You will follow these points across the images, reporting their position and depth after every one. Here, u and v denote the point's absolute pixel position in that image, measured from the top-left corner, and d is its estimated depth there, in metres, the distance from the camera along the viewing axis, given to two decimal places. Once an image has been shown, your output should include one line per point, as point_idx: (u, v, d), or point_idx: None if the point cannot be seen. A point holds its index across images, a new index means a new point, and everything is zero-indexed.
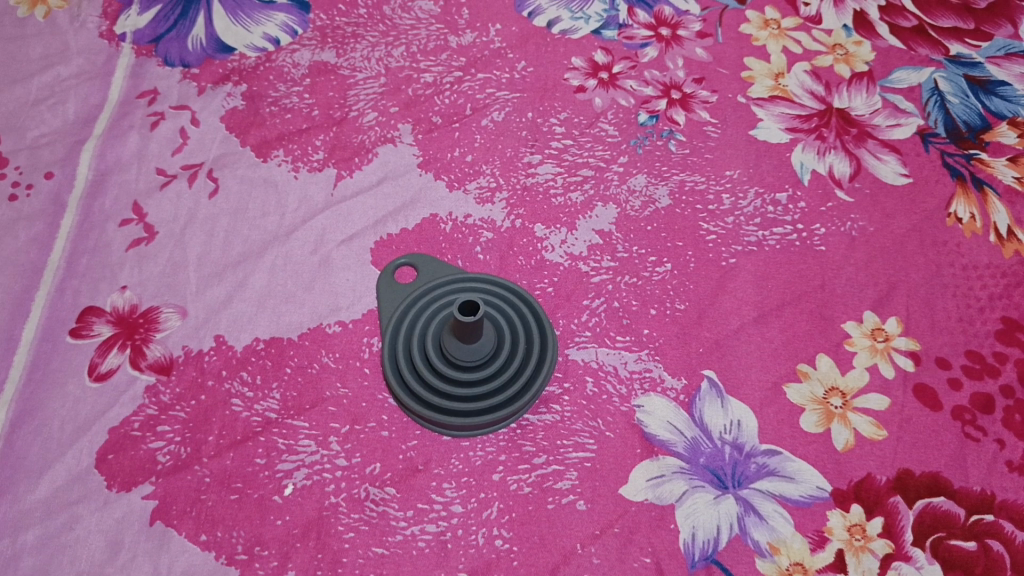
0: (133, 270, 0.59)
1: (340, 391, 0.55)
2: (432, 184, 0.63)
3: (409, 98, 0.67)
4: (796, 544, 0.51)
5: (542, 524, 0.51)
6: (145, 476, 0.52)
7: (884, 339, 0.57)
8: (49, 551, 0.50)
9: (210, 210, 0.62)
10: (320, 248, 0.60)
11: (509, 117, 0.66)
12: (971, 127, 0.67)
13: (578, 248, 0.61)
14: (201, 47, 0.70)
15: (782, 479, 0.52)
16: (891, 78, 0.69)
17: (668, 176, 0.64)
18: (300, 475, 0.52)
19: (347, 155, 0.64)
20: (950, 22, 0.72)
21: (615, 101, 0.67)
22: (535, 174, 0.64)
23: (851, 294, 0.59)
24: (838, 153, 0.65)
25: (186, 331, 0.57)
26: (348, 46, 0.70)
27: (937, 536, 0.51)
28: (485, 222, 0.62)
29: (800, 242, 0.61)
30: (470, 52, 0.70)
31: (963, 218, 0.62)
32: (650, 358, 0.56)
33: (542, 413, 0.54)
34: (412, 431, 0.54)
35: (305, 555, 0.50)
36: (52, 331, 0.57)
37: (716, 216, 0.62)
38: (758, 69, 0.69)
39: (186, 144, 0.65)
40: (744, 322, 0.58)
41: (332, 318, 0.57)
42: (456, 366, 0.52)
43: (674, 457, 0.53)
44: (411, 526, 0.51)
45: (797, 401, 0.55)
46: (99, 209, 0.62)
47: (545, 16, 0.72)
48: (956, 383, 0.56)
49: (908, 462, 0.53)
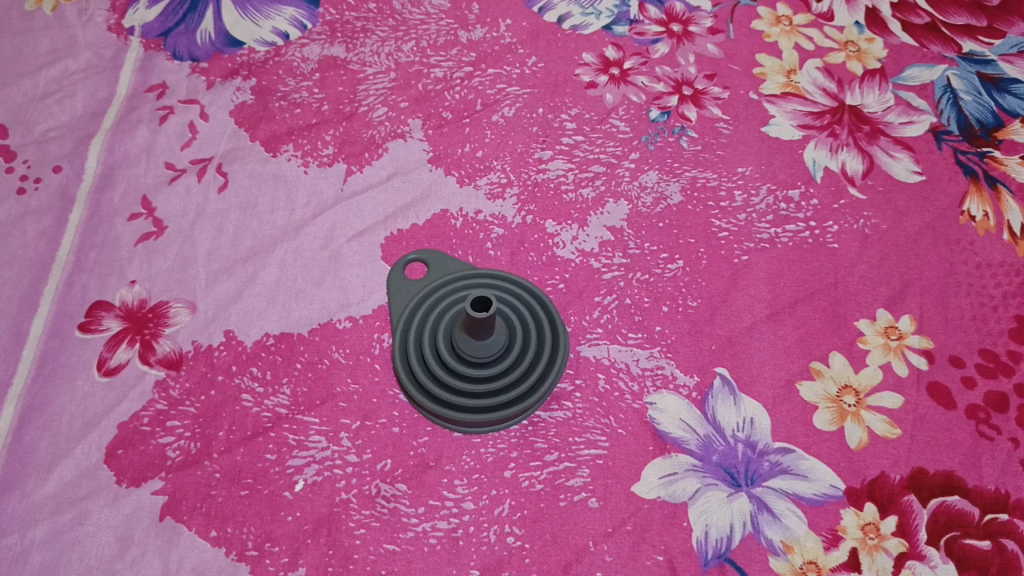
0: (142, 265, 0.59)
1: (350, 387, 0.54)
2: (443, 179, 0.63)
3: (419, 94, 0.67)
4: (809, 543, 0.50)
5: (554, 522, 0.50)
6: (156, 471, 0.52)
7: (897, 337, 0.57)
8: (58, 547, 0.50)
9: (220, 205, 0.62)
10: (330, 243, 0.60)
11: (520, 113, 0.66)
12: (984, 125, 0.66)
13: (589, 244, 0.60)
14: (210, 41, 0.69)
15: (796, 477, 0.52)
16: (904, 75, 0.69)
17: (680, 173, 0.63)
18: (311, 471, 0.52)
19: (357, 150, 0.64)
20: (963, 19, 0.72)
21: (626, 97, 0.67)
22: (546, 170, 0.63)
23: (864, 292, 0.58)
24: (850, 150, 0.64)
25: (196, 326, 0.56)
26: (357, 41, 0.70)
27: (952, 535, 0.51)
28: (496, 218, 0.61)
29: (813, 239, 0.60)
30: (480, 47, 0.70)
31: (976, 216, 0.62)
32: (662, 355, 0.56)
33: (554, 409, 0.54)
34: (423, 427, 0.53)
35: (316, 551, 0.49)
36: (61, 326, 0.57)
37: (728, 212, 0.61)
38: (770, 65, 0.69)
39: (195, 138, 0.65)
40: (756, 320, 0.57)
41: (342, 313, 0.57)
42: (468, 362, 0.51)
43: (687, 455, 0.53)
44: (422, 522, 0.50)
45: (810, 399, 0.55)
46: (108, 204, 0.62)
47: (556, 12, 0.72)
48: (969, 382, 0.55)
49: (922, 461, 0.53)
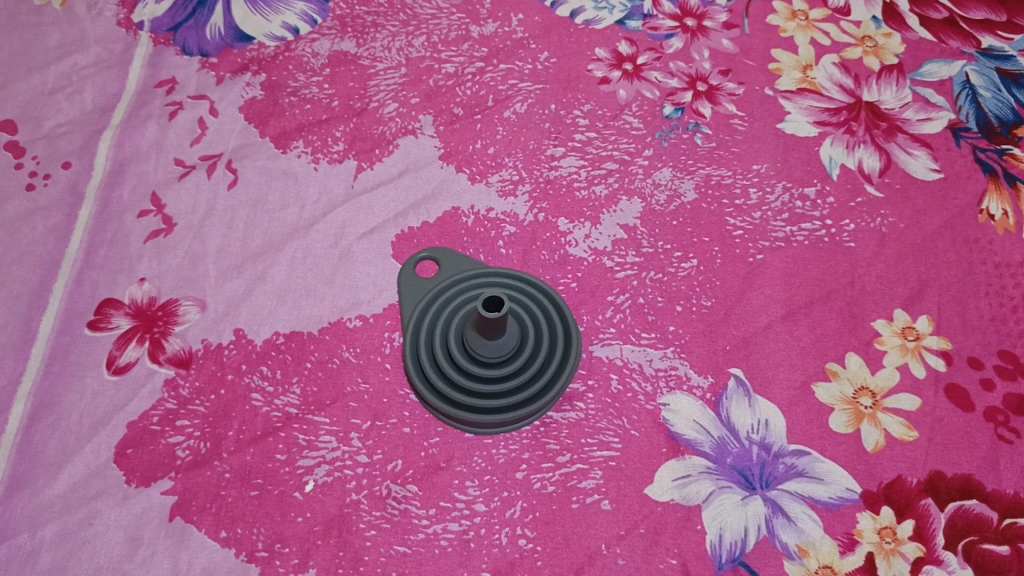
0: (152, 262, 0.59)
1: (361, 387, 0.54)
2: (454, 177, 0.62)
3: (430, 89, 0.66)
4: (825, 547, 0.50)
5: (566, 524, 0.50)
6: (166, 469, 0.51)
7: (914, 338, 0.56)
8: (68, 547, 0.49)
9: (230, 202, 0.61)
10: (340, 241, 0.60)
11: (532, 109, 0.65)
12: (1003, 122, 0.65)
13: (602, 242, 0.60)
14: (220, 35, 0.69)
15: (811, 480, 0.51)
16: (922, 71, 0.68)
17: (694, 170, 0.62)
18: (321, 472, 0.51)
19: (368, 146, 0.63)
20: (982, 14, 0.71)
21: (640, 93, 0.66)
22: (559, 167, 0.63)
23: (881, 292, 0.58)
24: (867, 148, 0.63)
25: (205, 324, 0.56)
26: (368, 35, 0.69)
27: (970, 540, 0.50)
28: (508, 216, 0.61)
29: (829, 238, 0.60)
30: (492, 42, 0.69)
31: (995, 215, 0.61)
32: (675, 355, 0.55)
33: (566, 410, 0.53)
34: (434, 428, 0.53)
35: (326, 553, 0.49)
36: (70, 323, 0.57)
37: (743, 210, 0.61)
38: (786, 60, 0.68)
39: (204, 134, 0.64)
40: (771, 320, 0.57)
41: (352, 312, 0.57)
42: (479, 362, 0.51)
43: (701, 457, 0.52)
44: (433, 524, 0.50)
45: (826, 401, 0.54)
46: (117, 200, 0.61)
47: (569, 6, 0.71)
48: (988, 384, 0.55)
49: (939, 464, 0.52)
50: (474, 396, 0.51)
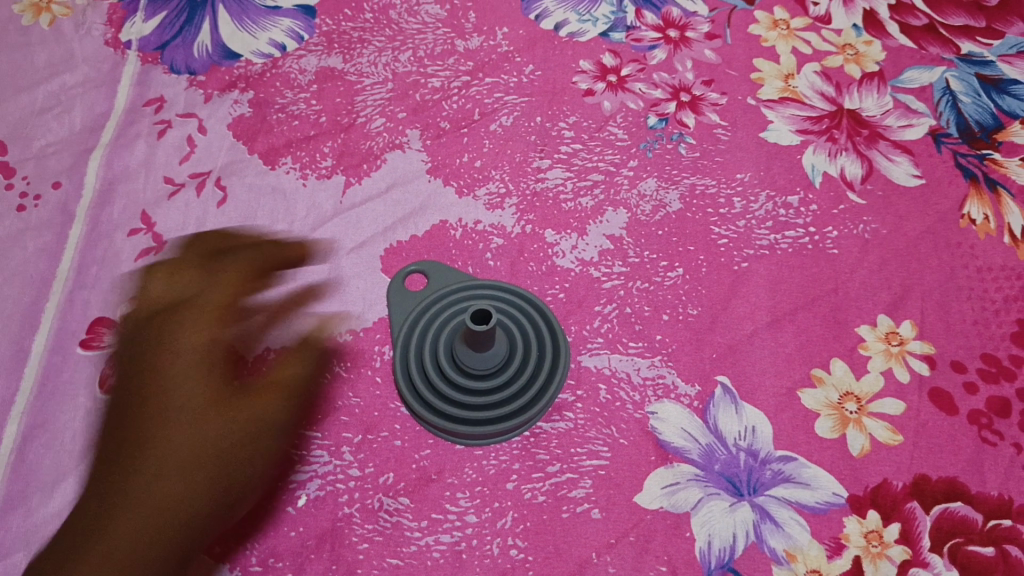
0: (142, 280, 0.59)
1: (352, 401, 0.55)
2: (441, 190, 0.63)
3: (416, 103, 0.67)
4: (812, 551, 0.50)
5: (557, 533, 0.50)
6: (195, 499, 0.51)
7: (898, 343, 0.57)
8: (62, 565, 0.50)
9: (219, 219, 0.62)
10: (330, 256, 0.60)
11: (518, 122, 0.66)
12: (984, 127, 0.66)
13: (589, 253, 0.60)
14: (208, 53, 0.69)
15: (799, 485, 0.52)
16: (902, 78, 0.69)
17: (679, 180, 0.63)
18: (313, 486, 0.52)
19: (356, 161, 0.64)
20: (961, 20, 0.71)
21: (624, 104, 0.67)
22: (545, 179, 0.63)
23: (865, 298, 0.58)
24: (849, 155, 0.64)
25: (197, 341, 0.57)
26: (354, 51, 0.70)
27: (956, 542, 0.51)
28: (495, 228, 0.61)
29: (813, 245, 0.60)
30: (477, 56, 0.69)
31: (977, 219, 0.62)
32: (662, 364, 0.56)
33: (555, 420, 0.54)
34: (425, 440, 0.53)
35: (320, 566, 0.50)
36: (62, 342, 0.57)
37: (727, 219, 0.61)
38: (768, 69, 0.69)
39: (193, 152, 0.65)
40: (757, 327, 0.57)
41: (342, 327, 0.57)
42: (469, 374, 0.52)
43: (689, 464, 0.53)
44: (425, 536, 0.50)
45: (812, 406, 0.55)
46: (107, 219, 0.62)
47: (553, 19, 0.72)
48: (972, 387, 0.55)
49: (924, 467, 0.53)
50: (461, 399, 0.52)
